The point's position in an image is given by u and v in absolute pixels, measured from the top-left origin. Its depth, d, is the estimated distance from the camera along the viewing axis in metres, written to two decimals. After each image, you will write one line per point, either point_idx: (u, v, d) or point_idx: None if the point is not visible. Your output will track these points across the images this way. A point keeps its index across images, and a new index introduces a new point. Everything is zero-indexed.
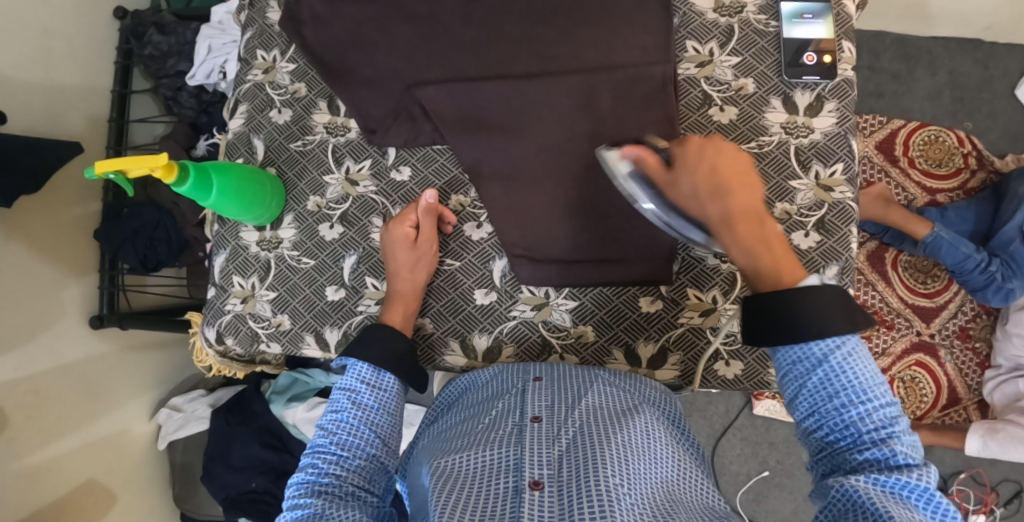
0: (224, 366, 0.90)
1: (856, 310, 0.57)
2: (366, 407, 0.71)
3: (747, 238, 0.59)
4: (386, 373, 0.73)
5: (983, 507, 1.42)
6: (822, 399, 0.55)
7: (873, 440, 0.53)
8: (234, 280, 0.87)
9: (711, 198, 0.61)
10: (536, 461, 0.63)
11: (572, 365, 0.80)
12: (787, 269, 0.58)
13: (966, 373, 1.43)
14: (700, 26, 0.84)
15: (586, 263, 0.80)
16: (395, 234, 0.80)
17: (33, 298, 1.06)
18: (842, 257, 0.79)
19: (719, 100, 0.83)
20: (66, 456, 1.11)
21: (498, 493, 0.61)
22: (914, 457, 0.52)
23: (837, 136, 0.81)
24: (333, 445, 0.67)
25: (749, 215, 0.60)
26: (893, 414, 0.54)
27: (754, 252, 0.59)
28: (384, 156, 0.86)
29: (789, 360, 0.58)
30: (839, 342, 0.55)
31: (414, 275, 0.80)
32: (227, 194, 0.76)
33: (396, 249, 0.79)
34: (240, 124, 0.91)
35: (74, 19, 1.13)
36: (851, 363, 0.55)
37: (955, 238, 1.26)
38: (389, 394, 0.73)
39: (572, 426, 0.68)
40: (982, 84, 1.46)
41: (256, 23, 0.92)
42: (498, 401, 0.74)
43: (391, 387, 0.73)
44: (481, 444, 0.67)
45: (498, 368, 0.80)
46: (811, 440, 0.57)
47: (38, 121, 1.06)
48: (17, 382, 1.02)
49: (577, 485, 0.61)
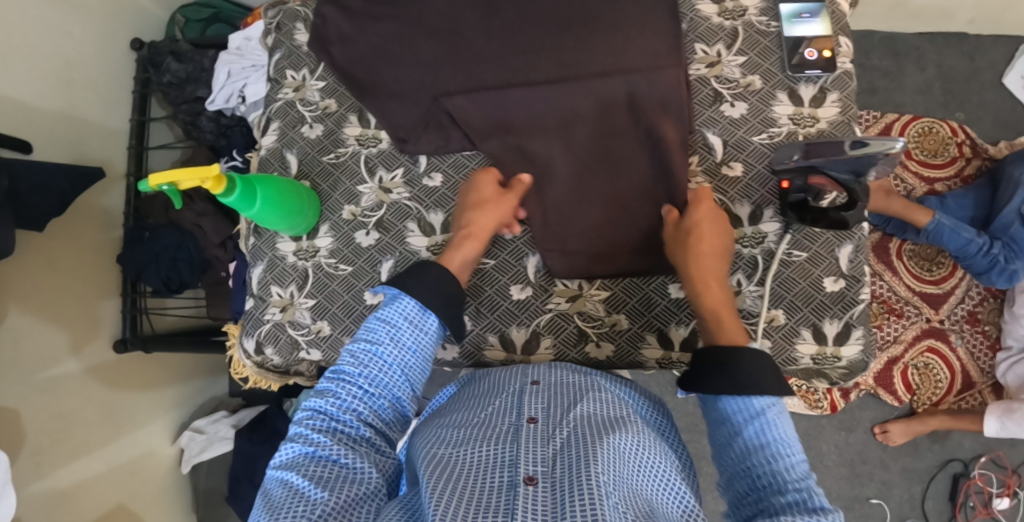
0: (261, 376, 0.92)
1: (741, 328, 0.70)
2: (403, 346, 0.72)
3: (718, 298, 0.73)
4: (431, 315, 0.73)
5: (1007, 490, 1.42)
6: (753, 446, 0.63)
7: (796, 489, 0.58)
8: (273, 291, 0.90)
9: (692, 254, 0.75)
10: (531, 459, 0.66)
11: (571, 367, 0.83)
12: (735, 335, 0.70)
13: (978, 356, 1.45)
14: (707, 30, 0.89)
15: (615, 259, 0.84)
16: (483, 180, 0.81)
17: (58, 323, 1.09)
18: (853, 235, 0.83)
19: (729, 97, 0.87)
20: (92, 480, 1.12)
21: (494, 487, 0.64)
22: (826, 503, 0.56)
23: (841, 124, 0.85)
24: (360, 377, 0.70)
25: (711, 279, 0.74)
26: (807, 470, 0.60)
27: (717, 313, 0.72)
28: (416, 164, 0.90)
29: (727, 408, 0.66)
30: (768, 401, 0.64)
31: (486, 217, 0.78)
32: (270, 203, 0.79)
33: (482, 193, 0.80)
34: (273, 140, 0.94)
35: (93, 51, 1.17)
36: (781, 424, 0.63)
37: (956, 224, 1.29)
38: (428, 336, 0.73)
39: (567, 427, 0.71)
40: (970, 75, 1.51)
41: (285, 45, 0.96)
42: (494, 400, 0.78)
43: (431, 330, 0.73)
44: (479, 441, 0.70)
45: (495, 371, 0.85)
46: (736, 489, 0.63)
47: (60, 149, 1.09)
48: (44, 405, 1.04)
49: (571, 479, 0.63)
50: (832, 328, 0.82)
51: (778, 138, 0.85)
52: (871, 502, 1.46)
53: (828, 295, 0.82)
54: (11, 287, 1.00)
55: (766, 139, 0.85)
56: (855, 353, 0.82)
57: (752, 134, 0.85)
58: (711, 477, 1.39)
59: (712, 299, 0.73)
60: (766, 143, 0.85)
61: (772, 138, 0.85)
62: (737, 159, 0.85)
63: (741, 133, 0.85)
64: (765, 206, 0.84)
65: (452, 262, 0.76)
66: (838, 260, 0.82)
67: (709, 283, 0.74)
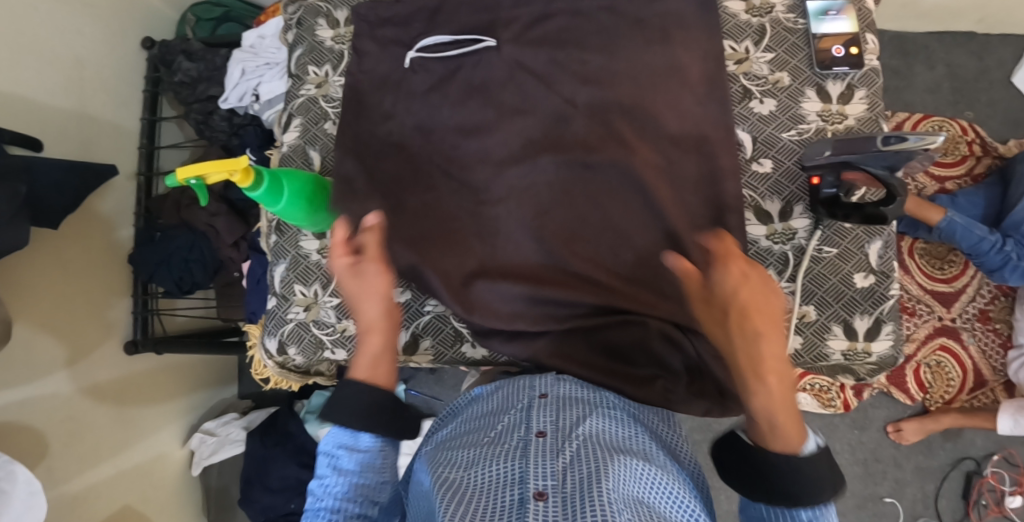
0: (282, 376, 0.97)
1: (794, 416, 0.61)
2: (346, 469, 0.73)
3: (776, 399, 0.61)
4: (364, 434, 0.74)
5: (1019, 488, 1.41)
6: None
7: None
8: (296, 289, 0.94)
9: (739, 333, 0.63)
10: (541, 473, 0.64)
11: (579, 380, 0.81)
12: (788, 437, 0.61)
13: (989, 355, 1.43)
14: (735, 26, 0.91)
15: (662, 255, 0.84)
16: (336, 268, 0.76)
17: (70, 325, 1.07)
18: (882, 231, 0.84)
19: (758, 93, 0.89)
20: (103, 484, 1.09)
21: (504, 505, 0.62)
22: None
23: (869, 120, 0.87)
24: (322, 511, 0.71)
25: (768, 363, 0.61)
26: None
27: (772, 410, 0.61)
28: None
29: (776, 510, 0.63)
30: (818, 511, 0.61)
31: (366, 301, 0.75)
32: (295, 200, 0.82)
33: (345, 278, 0.76)
34: (295, 137, 0.99)
35: (105, 48, 1.16)
36: None
37: (968, 222, 1.28)
38: (369, 454, 0.74)
39: (576, 442, 0.69)
40: (979, 74, 1.51)
41: (306, 40, 1.02)
42: (503, 416, 0.76)
43: (367, 447, 0.74)
44: (488, 458, 0.68)
45: (503, 381, 0.84)
46: None
47: (72, 146, 1.08)
48: (55, 409, 1.02)
49: (581, 495, 0.61)
50: (863, 324, 0.83)
51: (807, 134, 0.87)
52: (884, 501, 1.44)
53: (859, 291, 0.83)
54: (23, 285, 0.98)
55: (794, 135, 0.87)
56: (885, 348, 0.83)
57: (781, 131, 0.87)
58: (722, 476, 1.38)
59: (770, 401, 0.61)
60: (795, 139, 0.87)
61: (801, 134, 0.87)
62: (767, 155, 0.88)
63: (770, 130, 0.88)
64: (795, 202, 0.86)
65: (357, 369, 0.74)
66: (867, 256, 0.84)
67: (766, 379, 0.61)
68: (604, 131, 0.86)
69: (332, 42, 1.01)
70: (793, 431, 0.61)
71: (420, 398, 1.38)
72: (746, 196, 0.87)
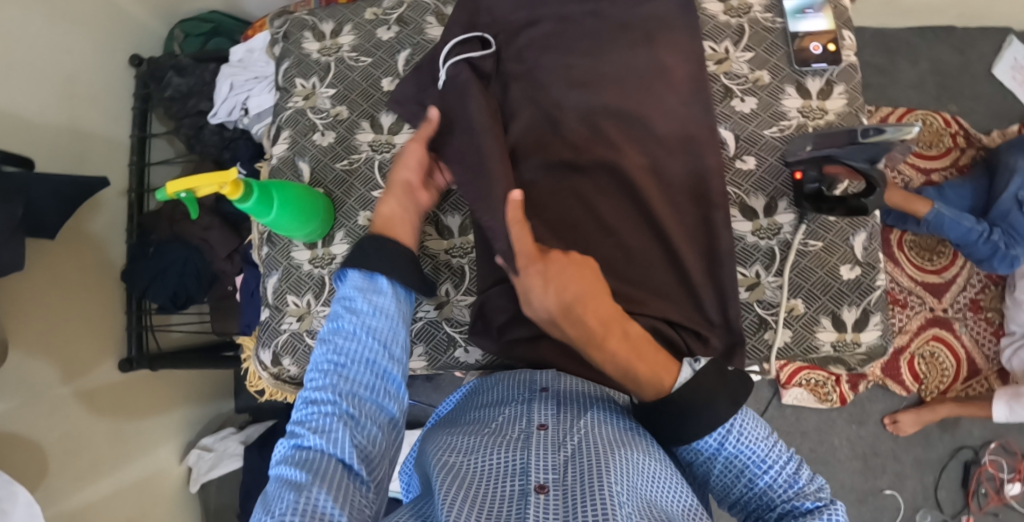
0: (277, 388, 0.95)
1: (649, 351, 0.68)
2: (361, 312, 0.66)
3: (623, 354, 0.67)
4: (380, 278, 0.69)
5: (1017, 475, 1.42)
6: (733, 476, 0.67)
7: (789, 497, 0.64)
8: (289, 300, 0.94)
9: (568, 321, 0.67)
10: (542, 466, 0.64)
11: (577, 377, 0.82)
12: (659, 376, 0.67)
13: (981, 343, 1.45)
14: (715, 27, 0.93)
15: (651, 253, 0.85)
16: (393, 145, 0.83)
17: (64, 343, 1.07)
18: (866, 223, 0.86)
19: (739, 92, 0.91)
20: (101, 502, 1.09)
21: (507, 496, 0.62)
22: (821, 501, 0.63)
23: (848, 115, 0.88)
24: (329, 357, 0.64)
25: (606, 328, 0.67)
26: (793, 471, 0.65)
27: (630, 361, 0.67)
28: None
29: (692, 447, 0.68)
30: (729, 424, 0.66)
31: (407, 167, 0.81)
32: (286, 208, 0.83)
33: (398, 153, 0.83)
34: (284, 149, 1.00)
35: (94, 66, 1.16)
36: (745, 442, 0.66)
37: (956, 213, 1.29)
38: (386, 298, 0.68)
39: (577, 435, 0.69)
40: (961, 68, 1.53)
41: (292, 53, 1.03)
42: (503, 409, 0.76)
43: (385, 290, 0.68)
44: (490, 446, 0.68)
45: (502, 376, 0.84)
46: (736, 510, 0.69)
47: (63, 164, 1.08)
48: (53, 427, 1.02)
49: (582, 486, 0.61)
50: (851, 315, 0.84)
51: (789, 131, 0.89)
52: (885, 494, 1.44)
53: (846, 283, 0.85)
54: (17, 303, 0.98)
55: (777, 132, 0.89)
56: (874, 338, 0.84)
57: (763, 128, 0.89)
58: None
59: (625, 358, 0.67)
60: (777, 136, 0.89)
61: (783, 131, 0.89)
62: (750, 152, 0.89)
63: (751, 128, 0.89)
64: (779, 198, 0.87)
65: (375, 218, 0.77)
66: (853, 248, 0.85)
67: (608, 345, 0.67)
68: (589, 133, 0.87)
69: (319, 54, 1.02)
70: (661, 369, 0.67)
71: (418, 407, 1.37)
72: (731, 193, 0.88)
